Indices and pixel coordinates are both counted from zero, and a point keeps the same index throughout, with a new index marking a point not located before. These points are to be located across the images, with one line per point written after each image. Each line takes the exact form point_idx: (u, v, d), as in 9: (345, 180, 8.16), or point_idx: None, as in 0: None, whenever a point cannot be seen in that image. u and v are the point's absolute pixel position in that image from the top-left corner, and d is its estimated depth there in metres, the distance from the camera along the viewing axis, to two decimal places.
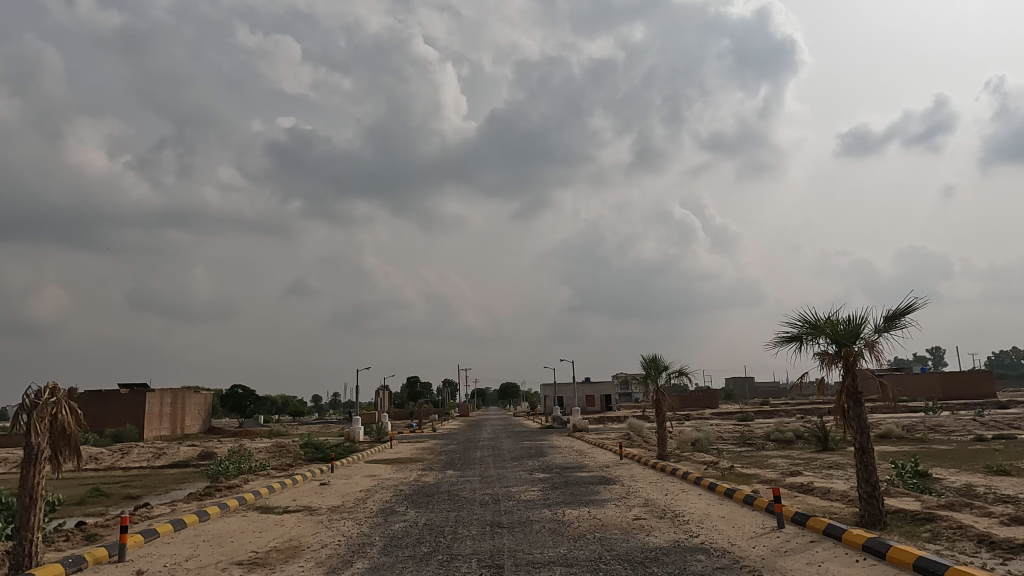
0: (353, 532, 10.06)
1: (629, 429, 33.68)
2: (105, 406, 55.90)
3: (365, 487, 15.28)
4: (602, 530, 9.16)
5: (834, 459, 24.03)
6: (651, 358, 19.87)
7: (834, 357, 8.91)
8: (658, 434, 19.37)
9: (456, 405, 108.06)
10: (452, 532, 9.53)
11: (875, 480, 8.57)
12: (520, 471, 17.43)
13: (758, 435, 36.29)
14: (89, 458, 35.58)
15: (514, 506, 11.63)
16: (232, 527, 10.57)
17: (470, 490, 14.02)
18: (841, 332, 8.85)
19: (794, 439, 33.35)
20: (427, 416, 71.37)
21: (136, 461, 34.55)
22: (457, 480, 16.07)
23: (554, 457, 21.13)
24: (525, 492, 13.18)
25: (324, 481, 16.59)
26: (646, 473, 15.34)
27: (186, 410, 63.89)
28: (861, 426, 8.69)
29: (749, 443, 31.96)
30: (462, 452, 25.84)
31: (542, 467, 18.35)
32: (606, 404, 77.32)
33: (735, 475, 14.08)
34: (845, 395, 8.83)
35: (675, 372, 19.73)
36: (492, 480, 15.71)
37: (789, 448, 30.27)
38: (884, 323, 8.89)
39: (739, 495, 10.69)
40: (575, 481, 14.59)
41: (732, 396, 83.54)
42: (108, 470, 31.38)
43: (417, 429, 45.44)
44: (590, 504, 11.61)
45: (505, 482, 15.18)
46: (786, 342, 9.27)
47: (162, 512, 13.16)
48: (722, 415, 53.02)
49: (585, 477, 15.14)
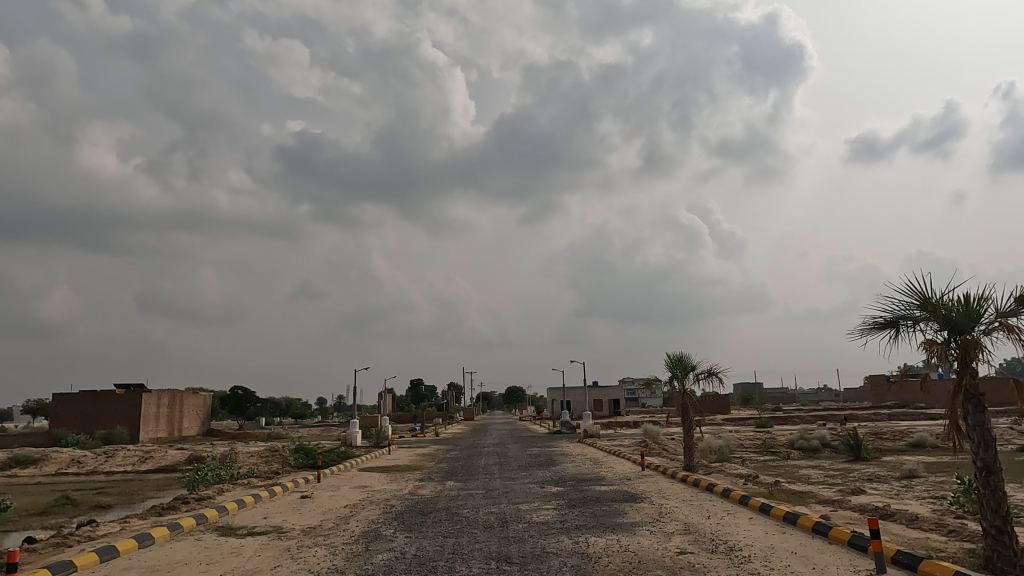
0: (322, 566, 7.94)
1: (643, 435, 31.57)
2: (100, 407, 54.01)
3: (350, 502, 13.16)
4: (640, 570, 7.08)
5: (874, 471, 21.81)
6: (676, 356, 17.57)
7: (945, 348, 6.86)
8: (686, 442, 17.12)
9: (461, 409, 106.10)
10: (448, 569, 7.42)
11: (1006, 511, 6.46)
12: (531, 483, 15.30)
13: (780, 443, 34.14)
14: (71, 462, 33.62)
15: (525, 530, 9.56)
16: (174, 557, 8.50)
17: (472, 508, 11.94)
18: (955, 314, 6.78)
19: (820, 447, 31.19)
20: (431, 419, 69.31)
21: (119, 466, 32.57)
22: (458, 494, 13.98)
23: (566, 467, 19.02)
24: (538, 513, 11.05)
25: (305, 493, 14.52)
26: (676, 488, 13.20)
27: (184, 411, 61.98)
28: (984, 439, 6.61)
29: (773, 451, 29.77)
30: (466, 459, 23.75)
31: (555, 478, 16.18)
32: (614, 409, 75.23)
33: (785, 492, 11.87)
34: (961, 396, 6.77)
35: (704, 372, 17.45)
36: (499, 494, 13.62)
37: (816, 458, 28.06)
38: (1015, 304, 6.81)
39: (806, 521, 8.61)
40: (596, 497, 12.48)
41: (743, 404, 81.18)
42: (87, 476, 29.37)
43: (421, 433, 43.45)
44: (617, 529, 9.51)
45: (513, 497, 13.09)
46: (879, 330, 7.31)
47: (107, 532, 11.12)
48: (735, 421, 50.80)
49: (605, 492, 13.00)
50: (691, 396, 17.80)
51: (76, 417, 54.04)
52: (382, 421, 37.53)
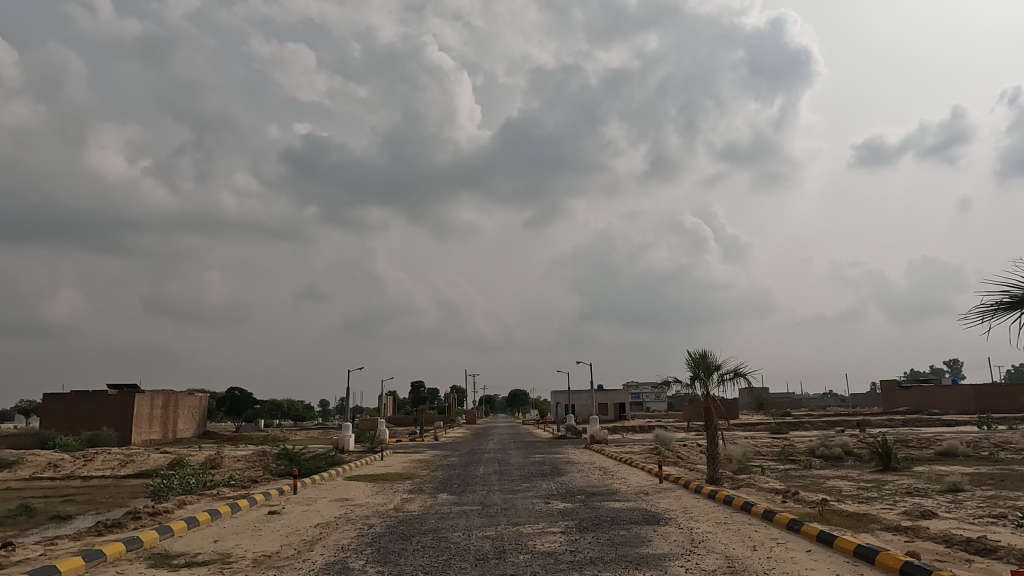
0: None
1: (655, 442, 29.77)
2: (90, 408, 52.22)
3: (322, 521, 11.23)
4: None
5: (910, 484, 19.82)
6: (698, 353, 15.50)
7: None
8: (708, 452, 15.11)
9: (464, 412, 103.90)
10: None
11: None
12: (534, 498, 13.31)
13: (800, 450, 32.12)
14: (48, 466, 31.78)
15: (526, 566, 7.58)
16: None
17: (464, 530, 10.01)
18: None
19: (843, 455, 29.24)
20: (431, 421, 67.32)
21: (97, 470, 30.75)
22: (449, 511, 12.00)
23: (573, 478, 17.11)
24: (543, 539, 9.11)
25: (273, 509, 12.57)
26: (705, 506, 11.22)
27: (179, 413, 60.15)
28: None
29: (794, 460, 27.71)
30: (464, 467, 21.81)
31: (561, 492, 14.19)
32: (619, 413, 73.29)
33: (839, 514, 9.90)
34: None
35: (729, 373, 15.40)
36: (496, 511, 11.66)
37: (840, 466, 26.13)
38: None
39: (892, 560, 6.71)
40: (612, 518, 10.51)
41: (751, 411, 78.87)
42: (59, 482, 27.36)
43: (420, 437, 41.53)
44: (642, 565, 7.53)
45: (512, 516, 11.13)
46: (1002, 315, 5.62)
47: (22, 558, 9.22)
48: (747, 427, 48.80)
49: (621, 511, 11.07)
50: (713, 396, 15.71)
51: (65, 418, 52.20)
52: (377, 425, 35.52)
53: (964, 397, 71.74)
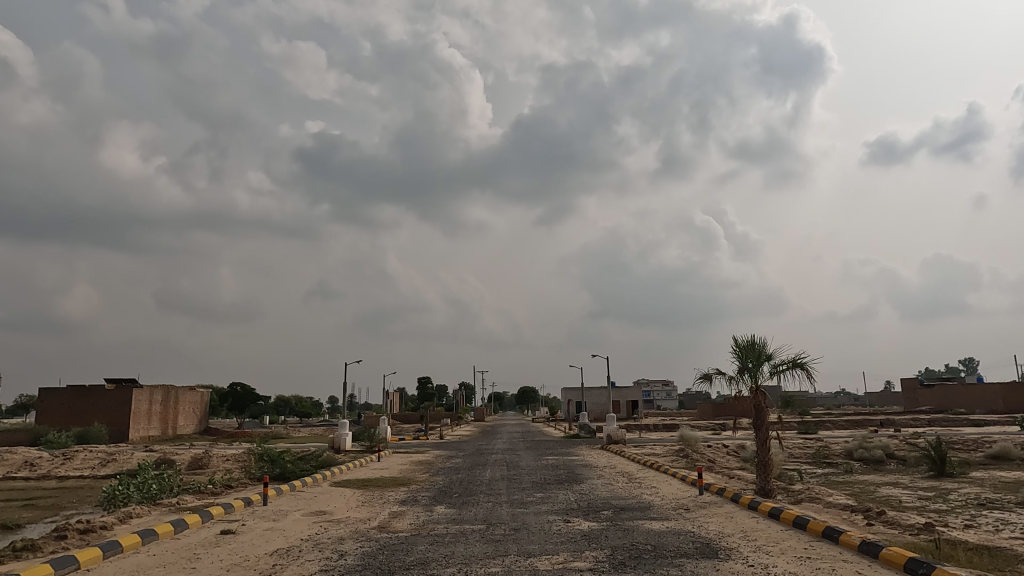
0: None
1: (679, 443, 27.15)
2: (87, 402, 50.14)
3: (282, 547, 8.81)
4: None
5: (980, 492, 17.21)
6: (746, 342, 13.04)
7: None
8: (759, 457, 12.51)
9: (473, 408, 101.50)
10: None
11: None
12: (550, 514, 10.82)
13: (837, 452, 29.40)
14: (23, 465, 29.46)
15: None
16: None
17: (459, 565, 7.54)
18: None
19: (886, 459, 26.57)
20: (439, 420, 65.08)
21: (76, 469, 28.51)
22: (445, 532, 9.58)
23: (594, 486, 14.65)
24: None
25: (229, 527, 10.15)
26: (771, 531, 8.73)
27: (179, 408, 57.95)
28: None
29: (832, 463, 25.12)
30: (469, 470, 19.35)
31: (581, 506, 11.69)
32: (632, 411, 70.80)
33: (964, 549, 7.37)
34: None
35: (782, 365, 12.88)
36: (506, 535, 9.19)
37: (886, 471, 23.55)
38: None
39: None
40: (657, 549, 7.98)
41: None
42: (31, 483, 25.07)
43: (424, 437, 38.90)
44: None
45: (524, 542, 8.64)
46: None
47: None
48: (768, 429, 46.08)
49: (665, 538, 8.59)
50: (761, 391, 13.19)
51: (60, 413, 50.19)
52: (378, 425, 33.03)
53: (992, 396, 68.68)
